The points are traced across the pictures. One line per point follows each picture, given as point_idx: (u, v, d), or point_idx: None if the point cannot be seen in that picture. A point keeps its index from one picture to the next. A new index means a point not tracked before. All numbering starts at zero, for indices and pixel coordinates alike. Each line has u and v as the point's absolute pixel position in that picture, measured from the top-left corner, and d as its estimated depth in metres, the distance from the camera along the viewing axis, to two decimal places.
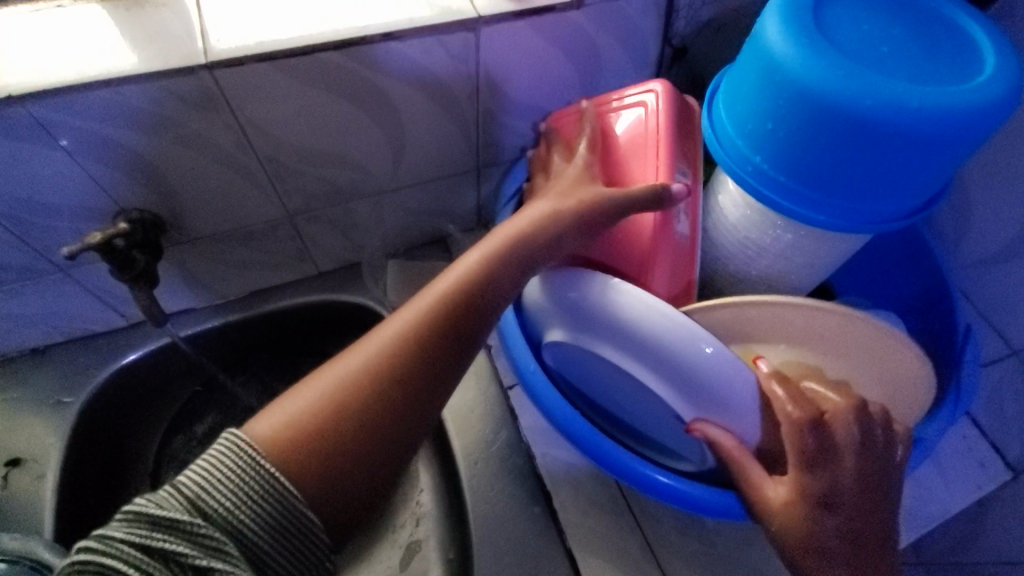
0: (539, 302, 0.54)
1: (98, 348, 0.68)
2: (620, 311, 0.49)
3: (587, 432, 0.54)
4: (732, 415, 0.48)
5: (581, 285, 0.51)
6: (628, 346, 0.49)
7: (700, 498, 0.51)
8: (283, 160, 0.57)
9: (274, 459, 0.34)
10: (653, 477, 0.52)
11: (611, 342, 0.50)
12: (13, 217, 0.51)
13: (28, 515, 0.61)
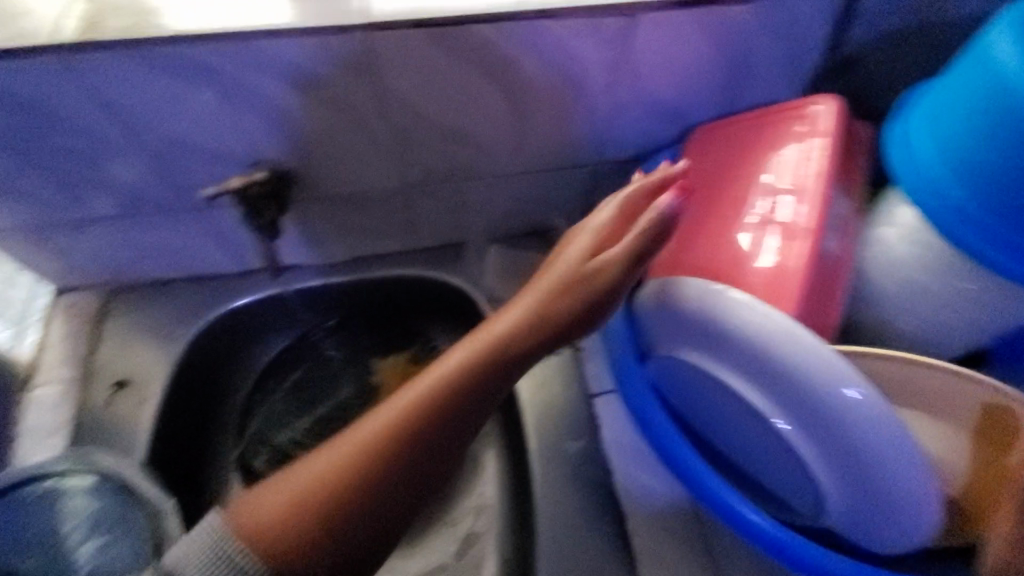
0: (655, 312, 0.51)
1: (210, 290, 0.72)
2: (747, 332, 0.44)
3: (683, 452, 0.52)
4: (858, 468, 0.43)
5: (703, 297, 0.46)
6: (751, 372, 0.45)
7: (798, 549, 0.47)
8: (412, 129, 0.57)
9: (272, 543, 0.40)
10: (746, 515, 0.49)
11: (732, 366, 0.46)
12: (163, 152, 0.54)
13: (123, 437, 0.63)
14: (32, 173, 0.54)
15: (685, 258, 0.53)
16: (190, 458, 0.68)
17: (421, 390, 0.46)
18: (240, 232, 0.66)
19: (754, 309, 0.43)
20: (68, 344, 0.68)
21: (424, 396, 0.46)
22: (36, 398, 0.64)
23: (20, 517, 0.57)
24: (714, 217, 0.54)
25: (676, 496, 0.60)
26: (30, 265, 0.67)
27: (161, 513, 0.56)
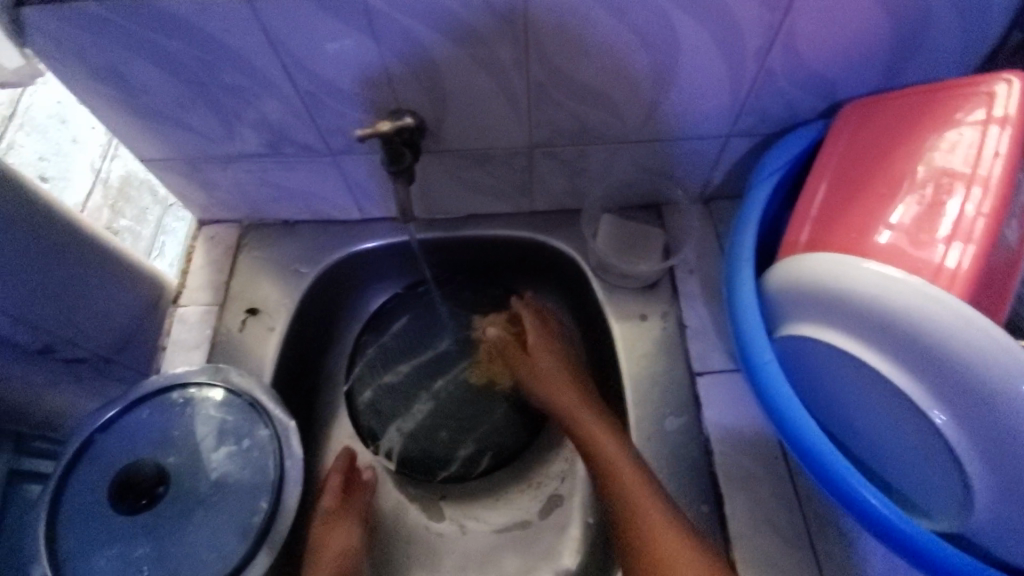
0: (793, 283, 0.49)
1: (334, 233, 0.76)
2: (910, 316, 0.41)
3: (805, 431, 0.49)
4: (1014, 470, 0.40)
5: (869, 271, 0.44)
6: (905, 354, 0.43)
7: (916, 538, 0.46)
8: (548, 88, 0.57)
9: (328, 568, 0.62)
10: (864, 499, 0.46)
11: (881, 346, 0.44)
12: (315, 96, 0.57)
13: (252, 360, 0.69)
14: (199, 109, 0.59)
15: (829, 238, 0.49)
16: (305, 386, 0.74)
17: (594, 425, 0.64)
18: (368, 180, 0.69)
19: (926, 295, 0.41)
20: (210, 270, 0.74)
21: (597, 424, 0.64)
22: (181, 315, 0.71)
23: (162, 419, 0.63)
24: (865, 196, 0.48)
25: (778, 485, 0.59)
26: (182, 195, 0.73)
27: (286, 434, 0.62)
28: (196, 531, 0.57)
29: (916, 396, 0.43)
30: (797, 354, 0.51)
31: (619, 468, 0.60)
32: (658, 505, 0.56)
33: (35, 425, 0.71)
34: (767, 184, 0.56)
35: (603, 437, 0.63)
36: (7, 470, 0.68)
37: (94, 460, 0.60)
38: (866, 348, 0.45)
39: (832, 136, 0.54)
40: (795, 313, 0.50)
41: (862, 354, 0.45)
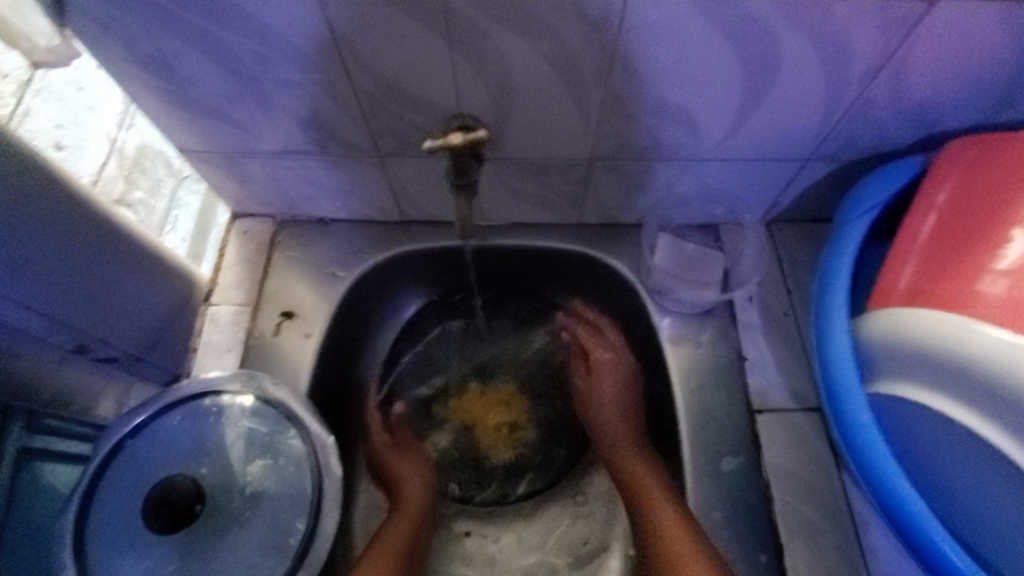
0: (897, 337, 0.47)
1: (373, 235, 0.72)
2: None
3: (889, 485, 0.47)
4: None
5: (971, 327, 0.41)
6: (1019, 425, 0.40)
7: None
8: (627, 101, 0.52)
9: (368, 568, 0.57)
10: (950, 562, 0.44)
11: (990, 412, 0.41)
12: (373, 96, 0.53)
13: (287, 367, 0.66)
14: (246, 102, 0.55)
15: (934, 289, 0.45)
16: (338, 396, 0.70)
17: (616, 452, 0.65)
18: (416, 184, 0.65)
19: None
20: (242, 268, 0.71)
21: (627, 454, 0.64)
22: (213, 315, 0.68)
23: (193, 428, 0.60)
24: (973, 246, 0.45)
25: (839, 535, 0.56)
26: (215, 187, 0.69)
27: (324, 450, 0.60)
28: (225, 553, 0.54)
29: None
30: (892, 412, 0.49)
31: (642, 483, 0.61)
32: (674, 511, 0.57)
33: (46, 400, 0.64)
34: (858, 223, 0.53)
35: (631, 466, 0.63)
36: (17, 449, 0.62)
37: (125, 466, 0.57)
38: (972, 412, 0.42)
39: (936, 172, 0.50)
40: (894, 370, 0.47)
41: (967, 419, 0.43)
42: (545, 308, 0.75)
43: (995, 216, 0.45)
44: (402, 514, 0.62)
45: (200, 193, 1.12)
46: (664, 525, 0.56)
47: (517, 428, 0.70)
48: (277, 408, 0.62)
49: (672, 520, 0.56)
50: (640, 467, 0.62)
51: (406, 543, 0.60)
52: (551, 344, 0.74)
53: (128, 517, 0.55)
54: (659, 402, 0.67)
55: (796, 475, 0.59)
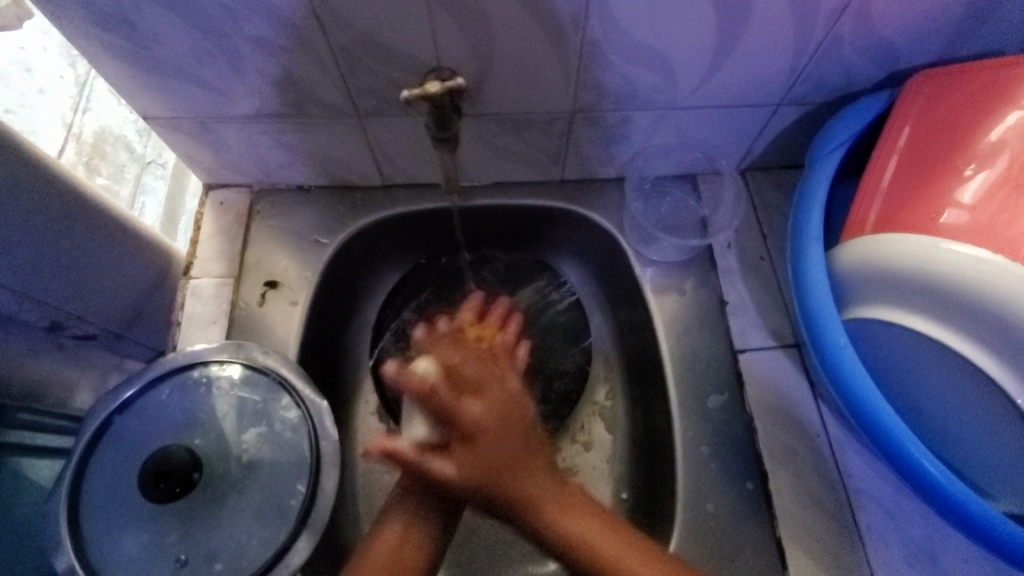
0: (864, 265, 0.48)
1: (353, 201, 0.72)
2: (995, 295, 0.41)
3: (856, 384, 0.49)
4: None
5: (928, 249, 0.44)
6: (990, 334, 0.42)
7: (967, 501, 0.46)
8: (604, 48, 0.53)
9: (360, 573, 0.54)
10: (920, 462, 0.47)
11: (961, 325, 0.44)
12: (347, 49, 0.52)
13: (273, 335, 0.65)
14: (216, 62, 0.53)
15: (902, 216, 0.47)
16: (328, 362, 0.70)
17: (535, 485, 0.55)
18: (395, 146, 0.65)
19: (996, 269, 0.41)
20: (221, 240, 0.69)
21: (538, 483, 0.55)
22: (194, 287, 0.67)
23: (184, 400, 0.59)
24: (937, 176, 0.47)
25: (821, 462, 0.59)
26: (188, 157, 0.67)
27: (320, 413, 0.60)
28: (230, 515, 0.55)
29: (997, 375, 0.43)
30: (864, 336, 0.51)
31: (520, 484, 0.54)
32: (583, 515, 0.55)
33: (18, 392, 0.63)
34: (829, 160, 0.54)
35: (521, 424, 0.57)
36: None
37: (118, 441, 0.57)
38: (944, 328, 0.44)
39: (901, 108, 0.52)
40: (864, 299, 0.49)
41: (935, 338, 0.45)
42: (530, 266, 0.75)
43: (955, 149, 0.47)
44: (413, 494, 0.57)
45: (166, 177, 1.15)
46: (584, 535, 0.54)
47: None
48: (268, 375, 0.61)
49: (597, 539, 0.54)
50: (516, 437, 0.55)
51: (399, 542, 0.55)
52: (541, 301, 0.74)
53: (128, 490, 0.54)
54: (646, 350, 0.69)
55: (780, 409, 0.62)
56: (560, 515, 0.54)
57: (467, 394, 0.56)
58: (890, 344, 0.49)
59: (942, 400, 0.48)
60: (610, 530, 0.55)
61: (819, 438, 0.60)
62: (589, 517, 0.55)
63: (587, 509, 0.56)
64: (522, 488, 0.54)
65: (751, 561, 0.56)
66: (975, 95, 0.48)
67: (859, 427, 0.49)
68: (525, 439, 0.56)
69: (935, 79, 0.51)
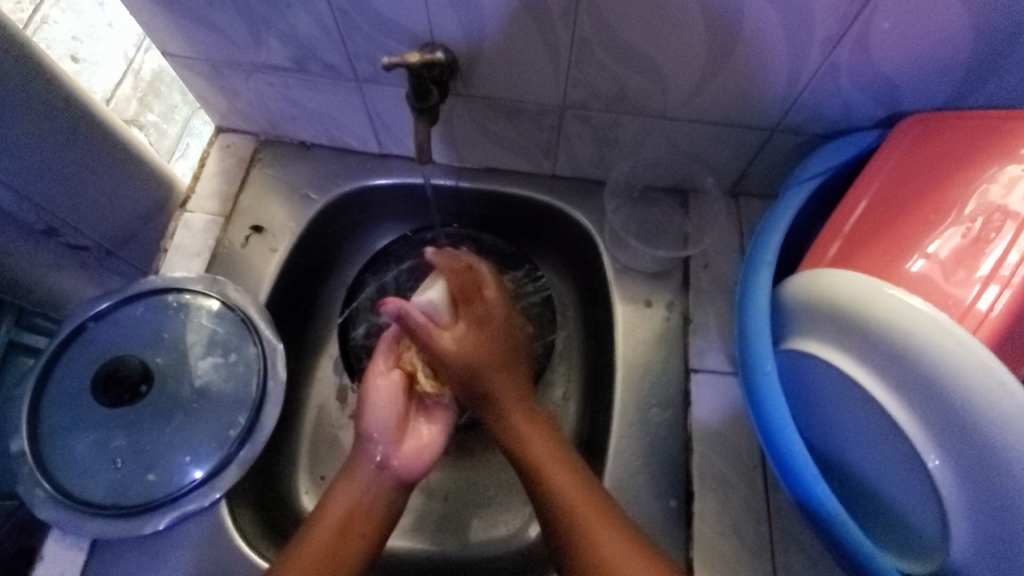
0: (805, 297, 0.47)
1: (348, 163, 0.74)
2: (925, 349, 0.39)
3: (782, 423, 0.48)
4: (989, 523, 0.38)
5: (868, 289, 0.42)
6: (912, 388, 0.40)
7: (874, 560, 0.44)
8: (593, 46, 0.53)
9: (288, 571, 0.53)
10: (835, 515, 0.45)
11: (886, 374, 0.41)
12: (347, 12, 0.54)
13: (249, 276, 0.68)
14: (228, 10, 0.56)
15: (859, 257, 0.46)
16: (299, 312, 0.73)
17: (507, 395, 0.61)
18: (391, 115, 0.66)
19: (931, 318, 0.39)
20: (220, 180, 0.73)
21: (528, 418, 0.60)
22: (186, 221, 0.70)
23: (152, 321, 0.63)
24: (903, 221, 0.46)
25: (751, 495, 0.58)
26: (202, 98, 0.71)
27: (275, 354, 0.63)
28: (172, 434, 0.58)
29: (911, 432, 0.41)
30: (794, 368, 0.49)
31: (496, 386, 0.61)
32: (547, 444, 0.58)
33: (36, 300, 0.75)
34: (800, 190, 0.55)
35: (509, 391, 0.61)
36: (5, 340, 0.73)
37: (85, 347, 0.60)
38: (871, 375, 0.42)
39: (888, 147, 0.51)
40: (799, 332, 0.48)
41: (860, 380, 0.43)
42: (512, 255, 0.76)
43: (928, 196, 0.46)
44: (341, 491, 0.59)
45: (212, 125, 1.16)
46: (556, 483, 0.55)
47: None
48: (235, 312, 0.64)
49: (571, 497, 0.54)
50: (507, 372, 0.61)
51: (330, 542, 0.55)
52: (515, 290, 0.75)
53: (83, 393, 0.58)
54: (604, 356, 0.69)
55: (722, 435, 0.61)
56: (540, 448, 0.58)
57: (467, 317, 0.62)
58: (817, 382, 0.47)
59: (867, 452, 0.46)
60: (571, 473, 0.56)
61: (754, 470, 0.59)
62: (550, 442, 0.59)
63: (548, 434, 0.60)
64: (491, 384, 0.61)
65: None
66: (961, 145, 0.47)
67: (776, 464, 0.48)
68: (504, 360, 0.62)
69: (924, 125, 0.50)
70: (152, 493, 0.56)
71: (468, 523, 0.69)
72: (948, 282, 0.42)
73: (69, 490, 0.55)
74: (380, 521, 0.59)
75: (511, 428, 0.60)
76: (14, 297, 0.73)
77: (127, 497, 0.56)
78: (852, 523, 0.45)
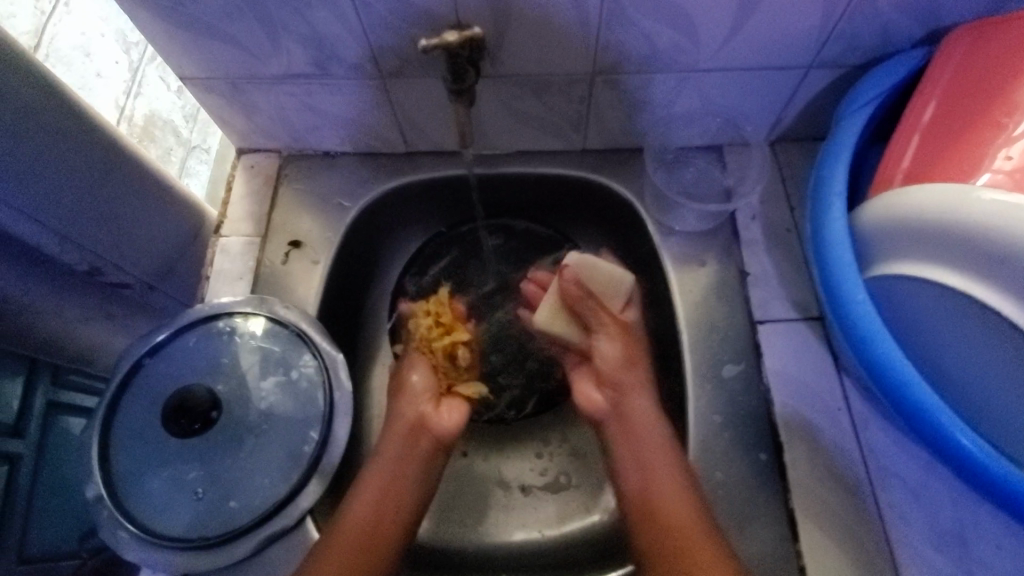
0: (895, 219, 0.47)
1: (376, 166, 0.73)
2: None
3: (884, 348, 0.50)
4: None
5: (965, 200, 0.42)
6: (1019, 283, 0.40)
7: (997, 470, 0.47)
8: (624, 2, 0.52)
9: (328, 540, 0.53)
10: (954, 433, 0.48)
11: (988, 275, 0.41)
12: (369, 4, 0.53)
13: (295, 292, 0.67)
14: (247, 20, 0.55)
15: (935, 170, 0.46)
16: (348, 324, 0.72)
17: (632, 412, 0.60)
18: (416, 107, 0.65)
19: None
20: (250, 200, 0.72)
21: (645, 426, 0.58)
22: (224, 245, 0.69)
23: (208, 348, 0.61)
24: (975, 128, 0.46)
25: (841, 438, 0.57)
26: (222, 120, 0.70)
27: (335, 365, 0.61)
28: (246, 459, 0.57)
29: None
30: (887, 294, 0.51)
31: (635, 417, 0.59)
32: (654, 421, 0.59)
33: (69, 357, 0.75)
34: (857, 116, 0.56)
35: (638, 396, 0.60)
36: (45, 402, 0.74)
37: (145, 384, 0.59)
38: (973, 280, 0.42)
39: (938, 65, 0.52)
40: (899, 254, 0.48)
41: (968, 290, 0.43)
42: (553, 237, 0.75)
43: (996, 101, 0.46)
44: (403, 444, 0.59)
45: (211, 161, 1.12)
46: (648, 470, 0.56)
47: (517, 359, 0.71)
48: (289, 328, 0.63)
49: (663, 483, 0.54)
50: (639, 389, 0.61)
51: (381, 506, 0.55)
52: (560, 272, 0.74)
53: (150, 430, 0.57)
54: (663, 321, 0.68)
55: (801, 382, 0.60)
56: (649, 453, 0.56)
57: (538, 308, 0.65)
58: (914, 302, 0.49)
59: (977, 365, 0.46)
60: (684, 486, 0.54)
61: (840, 412, 0.58)
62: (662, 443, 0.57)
63: (665, 446, 0.57)
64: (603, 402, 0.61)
65: (761, 533, 0.54)
66: (1019, 47, 0.47)
67: (884, 390, 0.49)
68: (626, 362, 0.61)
69: (973, 37, 0.50)
70: (236, 520, 0.55)
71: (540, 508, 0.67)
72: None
73: (152, 528, 0.54)
74: (422, 492, 0.58)
75: (621, 421, 0.60)
76: (48, 356, 0.72)
77: (212, 527, 0.54)
78: (966, 433, 0.48)
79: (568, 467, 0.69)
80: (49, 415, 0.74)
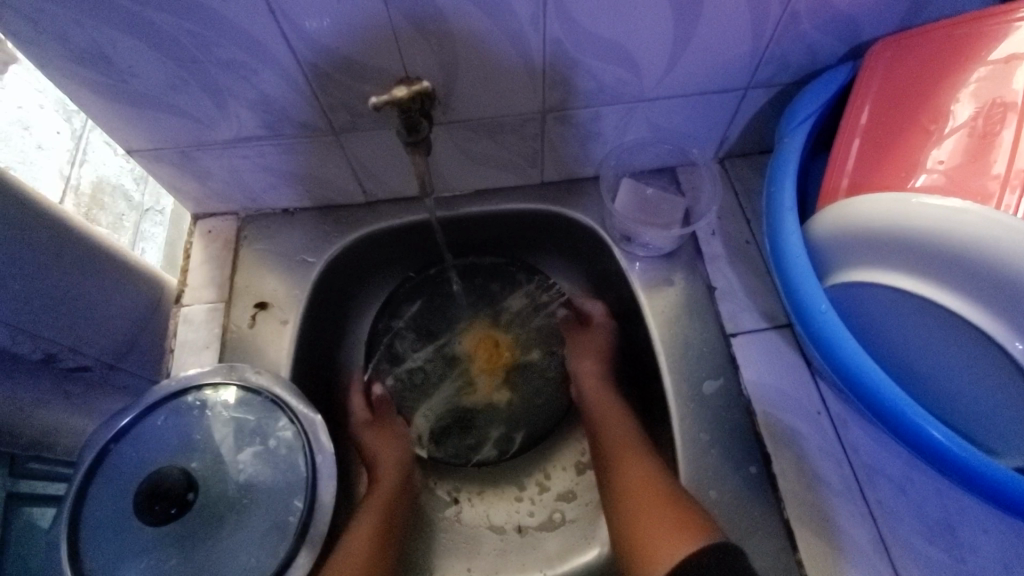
0: (842, 229, 0.50)
1: (338, 218, 0.73)
2: (964, 238, 0.42)
3: (851, 352, 0.51)
4: None
5: (899, 206, 0.45)
6: (958, 277, 0.43)
7: (976, 462, 0.47)
8: (568, 47, 0.54)
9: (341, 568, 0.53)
10: (926, 428, 0.48)
11: (932, 273, 0.45)
12: (317, 66, 0.53)
13: (265, 355, 0.65)
14: (192, 89, 0.55)
15: (875, 178, 0.49)
16: (323, 380, 0.71)
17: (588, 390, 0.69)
18: (373, 159, 0.66)
19: (971, 211, 0.42)
20: (210, 267, 0.70)
21: (619, 428, 0.63)
22: (185, 315, 0.67)
23: (177, 425, 0.59)
24: (904, 134, 0.49)
25: (824, 442, 0.58)
26: (175, 188, 0.69)
27: (314, 428, 0.59)
28: (228, 538, 0.54)
29: (971, 316, 0.43)
30: (846, 300, 0.53)
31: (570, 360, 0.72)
32: (643, 466, 0.58)
33: (27, 444, 0.68)
34: (798, 131, 0.59)
35: (595, 390, 0.68)
36: (6, 494, 0.66)
37: (111, 472, 0.56)
38: (917, 278, 0.46)
39: (865, 77, 0.55)
40: (848, 261, 0.51)
41: (916, 287, 0.46)
42: (520, 271, 0.78)
43: (922, 106, 0.49)
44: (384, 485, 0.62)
45: (166, 223, 1.02)
46: (602, 415, 0.65)
47: (512, 374, 0.75)
48: (262, 394, 0.61)
49: (636, 462, 0.58)
50: (590, 374, 0.69)
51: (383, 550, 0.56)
52: (531, 304, 0.78)
53: (118, 523, 0.53)
54: (640, 344, 0.69)
55: (779, 391, 0.61)
56: (630, 456, 0.59)
57: (479, 348, 0.76)
58: (872, 305, 0.51)
59: (939, 355, 0.48)
60: (643, 452, 0.59)
61: (819, 415, 0.59)
62: (639, 459, 0.59)
63: (645, 453, 0.59)
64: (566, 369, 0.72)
65: (759, 548, 0.54)
66: (933, 56, 0.51)
67: (854, 390, 0.51)
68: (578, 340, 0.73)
69: (890, 49, 0.54)
70: None
71: (541, 545, 0.66)
72: (976, 174, 0.44)
73: None
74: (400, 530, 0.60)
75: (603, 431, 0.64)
76: (6, 444, 0.65)
77: None
78: (937, 423, 0.49)
79: (559, 505, 0.69)
80: (12, 507, 0.66)
